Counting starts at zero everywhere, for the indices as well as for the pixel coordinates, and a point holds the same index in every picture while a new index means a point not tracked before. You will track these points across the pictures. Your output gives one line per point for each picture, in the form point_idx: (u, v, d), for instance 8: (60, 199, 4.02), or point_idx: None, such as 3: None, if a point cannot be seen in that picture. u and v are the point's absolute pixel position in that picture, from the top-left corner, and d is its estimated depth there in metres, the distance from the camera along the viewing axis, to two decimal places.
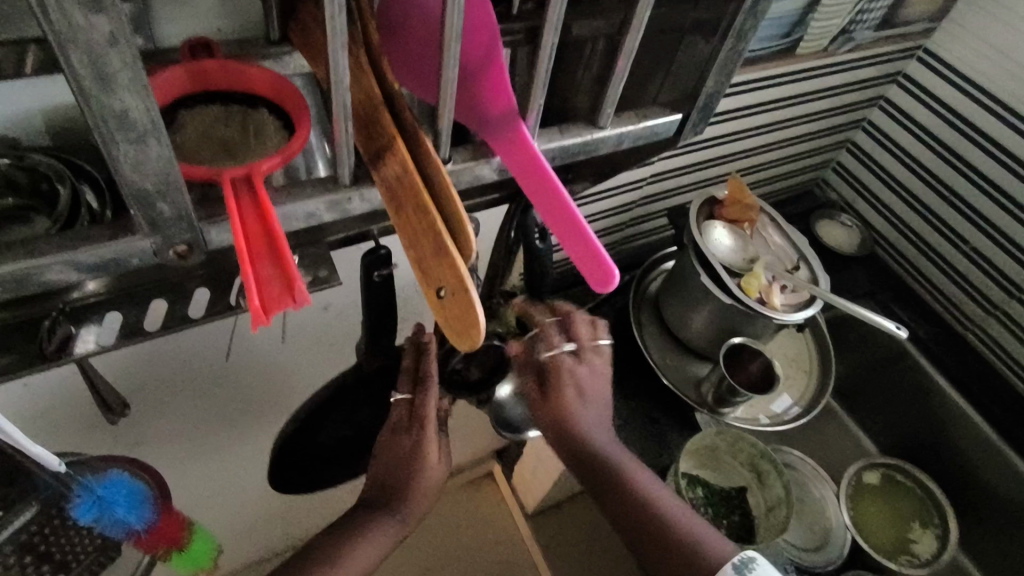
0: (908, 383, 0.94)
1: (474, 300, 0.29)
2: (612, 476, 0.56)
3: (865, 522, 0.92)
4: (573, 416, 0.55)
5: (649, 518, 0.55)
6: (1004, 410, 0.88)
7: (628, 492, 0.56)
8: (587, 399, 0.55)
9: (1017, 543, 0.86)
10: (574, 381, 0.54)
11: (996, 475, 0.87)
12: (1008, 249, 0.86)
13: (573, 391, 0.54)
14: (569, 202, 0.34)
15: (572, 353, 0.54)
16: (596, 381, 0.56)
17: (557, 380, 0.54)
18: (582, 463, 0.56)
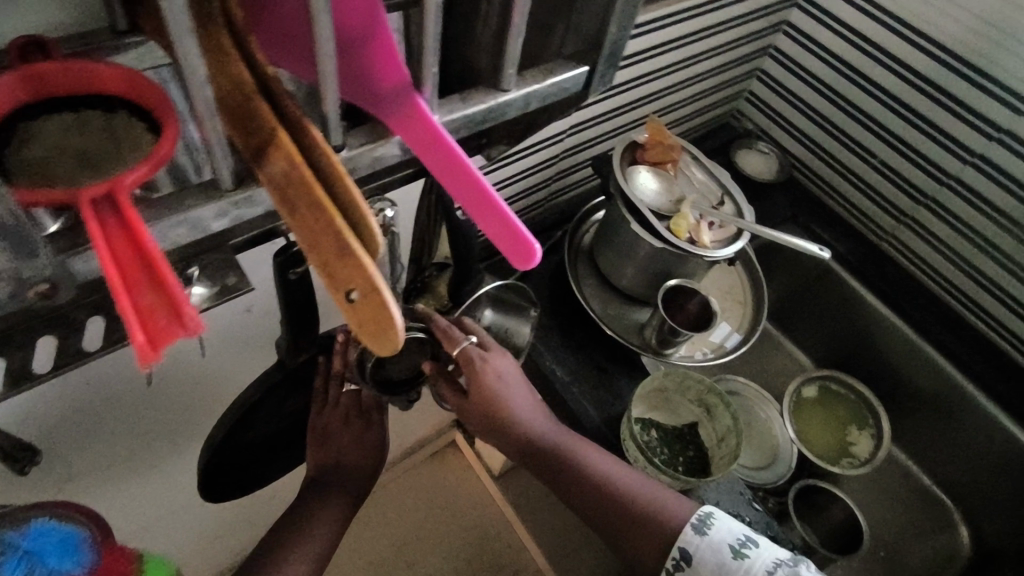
0: (835, 297, 0.99)
1: (387, 302, 0.27)
2: (551, 455, 0.59)
3: (808, 434, 0.97)
4: (497, 406, 0.57)
5: (594, 487, 0.58)
6: (923, 312, 0.94)
7: (568, 465, 0.58)
8: (507, 386, 0.58)
9: (942, 430, 0.94)
10: (489, 369, 0.56)
11: (918, 371, 0.93)
12: (912, 159, 0.91)
13: (494, 376, 0.57)
14: (479, 177, 0.31)
15: (479, 343, 0.56)
16: (509, 366, 0.58)
17: (475, 373, 0.56)
18: (531, 451, 0.59)
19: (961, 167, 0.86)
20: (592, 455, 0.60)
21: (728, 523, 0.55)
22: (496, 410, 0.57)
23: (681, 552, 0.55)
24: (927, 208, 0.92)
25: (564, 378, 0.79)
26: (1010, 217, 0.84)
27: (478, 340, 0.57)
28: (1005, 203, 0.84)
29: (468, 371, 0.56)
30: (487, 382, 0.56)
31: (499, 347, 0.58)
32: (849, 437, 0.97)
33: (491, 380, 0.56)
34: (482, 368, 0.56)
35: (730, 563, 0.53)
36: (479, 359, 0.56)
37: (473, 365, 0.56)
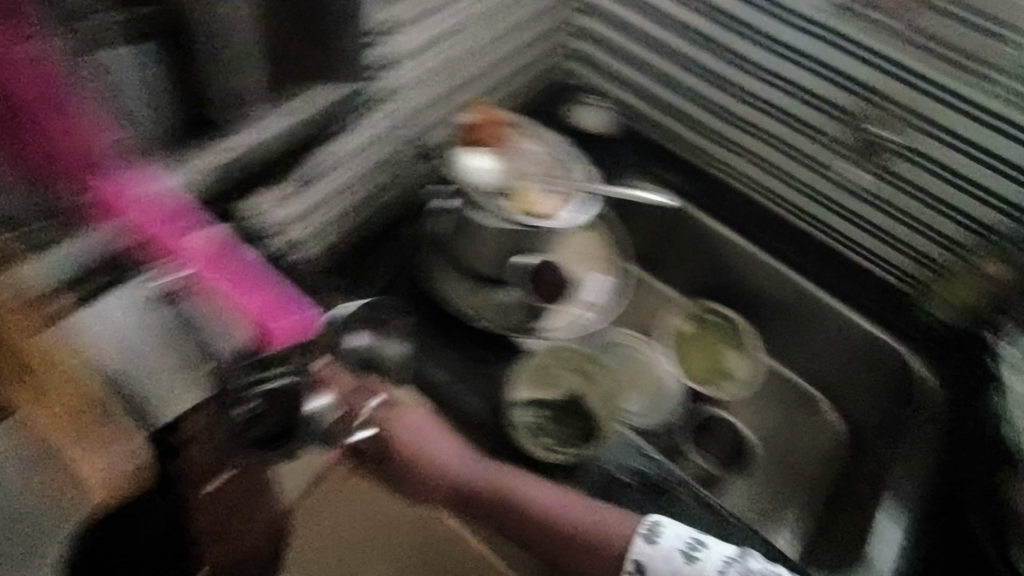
0: (688, 233, 1.04)
1: (79, 459, 0.46)
2: (475, 493, 0.69)
3: (690, 366, 1.01)
4: (416, 462, 0.69)
5: (521, 506, 0.67)
6: (762, 230, 1.01)
7: (494, 498, 0.68)
8: (421, 440, 0.70)
9: (805, 337, 1.01)
10: (402, 426, 0.70)
11: (770, 284, 1.00)
12: (729, 90, 0.97)
13: (407, 430, 0.70)
14: (254, 277, 0.56)
15: (386, 405, 0.69)
16: (421, 421, 0.71)
17: (389, 431, 0.69)
18: (458, 494, 0.69)
19: (770, 90, 0.93)
20: (516, 479, 0.69)
21: (675, 529, 0.65)
22: (415, 466, 0.69)
23: (636, 565, 0.64)
24: (748, 132, 0.98)
25: (445, 382, 0.78)
26: (818, 128, 0.92)
27: (387, 402, 0.70)
28: (811, 116, 0.92)
29: (384, 432, 0.69)
30: (400, 439, 0.69)
31: (406, 404, 0.71)
32: (726, 360, 1.01)
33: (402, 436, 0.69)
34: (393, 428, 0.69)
35: (684, 568, 0.63)
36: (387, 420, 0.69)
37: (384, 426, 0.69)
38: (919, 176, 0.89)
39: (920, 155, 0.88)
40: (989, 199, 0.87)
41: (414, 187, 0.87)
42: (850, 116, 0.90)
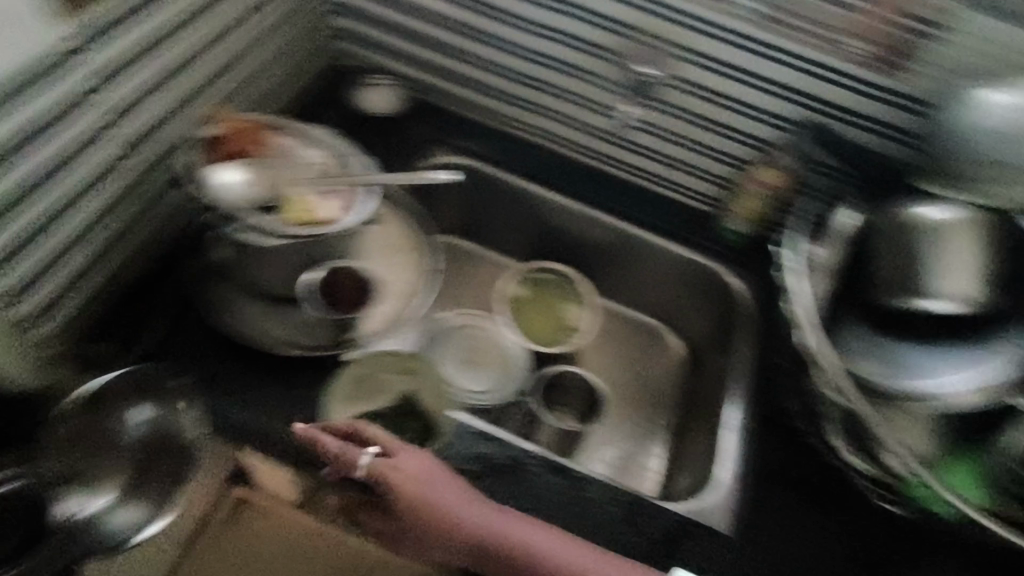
0: (500, 196, 1.03)
1: None
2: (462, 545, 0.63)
3: (532, 328, 1.01)
4: (411, 508, 0.62)
5: (518, 561, 0.62)
6: (568, 180, 1.02)
7: (486, 551, 0.63)
8: (421, 485, 0.62)
9: (629, 275, 1.05)
10: (398, 474, 0.62)
11: (588, 230, 1.02)
12: (500, 46, 0.95)
13: (407, 480, 0.62)
14: None
15: (378, 455, 0.62)
16: (419, 464, 0.63)
17: (384, 483, 0.62)
18: (461, 544, 0.63)
19: (536, 41, 0.92)
20: (518, 527, 0.64)
21: None
22: (408, 513, 0.62)
23: None
24: (531, 86, 0.98)
25: (253, 426, 0.69)
26: (589, 71, 0.92)
27: (379, 450, 0.63)
28: (580, 61, 0.91)
29: (380, 485, 0.62)
30: (396, 486, 0.62)
31: (405, 449, 0.64)
32: (565, 315, 1.03)
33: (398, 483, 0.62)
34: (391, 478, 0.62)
35: None
36: (385, 470, 0.62)
37: (384, 476, 0.62)
38: (690, 102, 0.89)
39: (685, 81, 0.87)
40: (760, 113, 0.86)
41: (183, 212, 0.78)
42: (612, 55, 0.89)
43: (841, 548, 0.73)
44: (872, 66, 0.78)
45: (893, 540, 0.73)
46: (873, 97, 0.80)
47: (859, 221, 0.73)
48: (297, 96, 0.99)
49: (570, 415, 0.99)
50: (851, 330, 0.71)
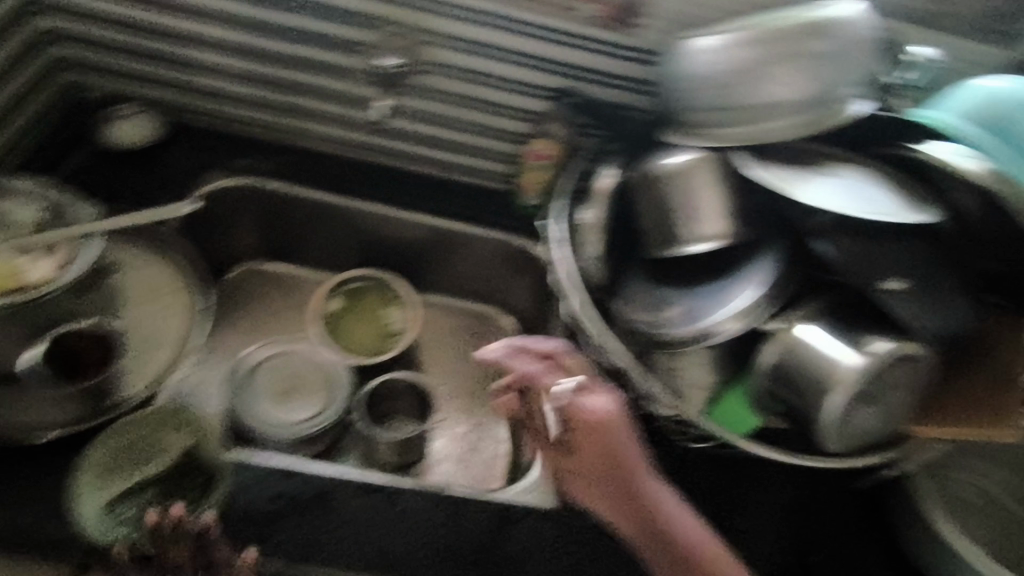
0: (295, 212, 0.98)
1: None
2: (635, 518, 0.61)
3: (351, 341, 0.98)
4: (594, 460, 0.62)
5: (670, 557, 0.58)
6: (359, 184, 1.00)
7: (648, 533, 0.60)
8: (608, 420, 0.61)
9: (444, 267, 1.04)
10: (579, 409, 0.62)
11: (393, 231, 0.99)
12: (248, 56, 0.89)
13: (588, 416, 0.61)
14: None
15: (572, 390, 0.62)
16: (608, 404, 0.62)
17: (569, 418, 0.62)
18: (619, 495, 0.61)
19: (277, 43, 0.86)
20: (683, 525, 0.59)
21: None
22: (586, 469, 0.62)
23: None
24: (293, 93, 0.93)
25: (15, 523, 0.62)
26: (340, 67, 0.87)
27: (578, 385, 0.63)
28: (330, 59, 0.86)
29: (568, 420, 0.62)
30: (588, 426, 0.61)
31: (607, 390, 0.63)
32: (388, 320, 1.01)
33: (599, 421, 0.61)
34: (592, 424, 0.61)
35: None
36: (586, 421, 0.61)
37: (585, 425, 0.62)
38: (452, 85, 0.87)
39: (438, 66, 0.85)
40: (520, 88, 0.85)
41: None
42: (357, 47, 0.84)
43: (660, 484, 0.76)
44: (605, 26, 0.77)
45: (720, 479, 0.75)
46: (621, 58, 0.81)
47: (615, 175, 0.74)
48: (28, 139, 0.90)
49: (407, 417, 0.95)
50: (631, 284, 0.74)
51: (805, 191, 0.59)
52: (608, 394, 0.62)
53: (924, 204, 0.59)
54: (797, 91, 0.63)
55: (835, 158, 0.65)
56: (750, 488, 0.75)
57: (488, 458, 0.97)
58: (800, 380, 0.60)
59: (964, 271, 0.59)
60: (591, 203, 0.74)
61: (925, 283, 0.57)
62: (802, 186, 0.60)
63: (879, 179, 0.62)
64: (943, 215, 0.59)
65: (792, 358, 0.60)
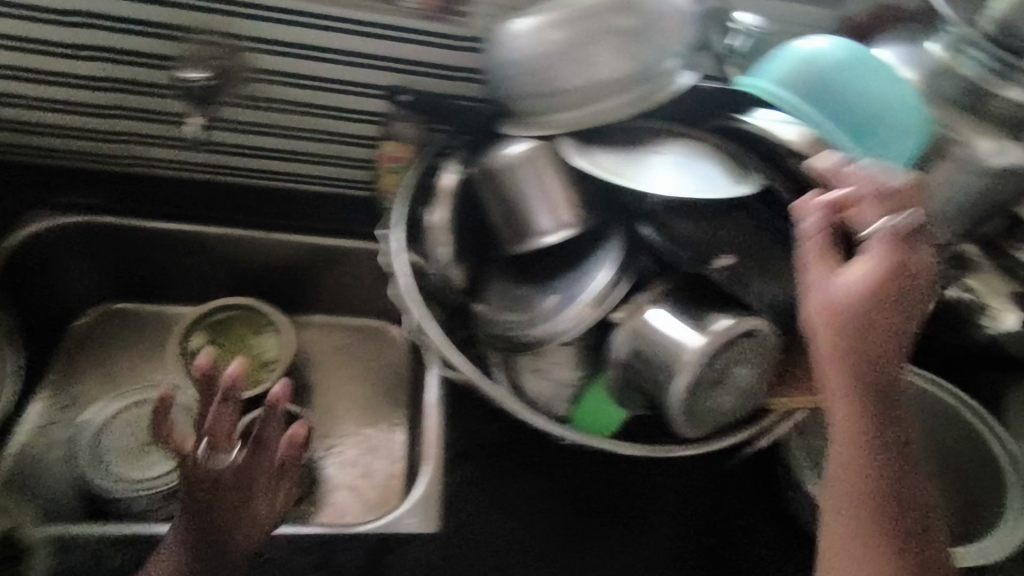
0: (142, 244, 0.91)
1: None
2: (862, 429, 0.49)
3: (219, 379, 0.91)
4: (865, 327, 0.49)
5: (909, 489, 0.50)
6: (209, 208, 0.93)
7: (887, 443, 0.50)
8: (910, 284, 0.49)
9: (317, 284, 0.98)
10: (898, 271, 0.49)
11: (253, 253, 0.94)
12: (46, 80, 0.79)
13: (904, 284, 0.49)
14: None
15: (887, 237, 0.49)
16: (920, 266, 0.50)
17: (891, 284, 0.49)
18: (887, 399, 0.50)
19: (73, 64, 0.77)
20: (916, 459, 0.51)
21: None
22: (849, 348, 0.49)
23: None
24: (108, 117, 0.83)
25: None
26: (154, 85, 0.79)
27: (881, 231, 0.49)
28: (135, 75, 0.78)
29: (893, 282, 0.48)
30: (847, 314, 0.49)
31: (917, 252, 0.50)
32: (263, 350, 0.94)
33: (858, 303, 0.48)
34: (903, 281, 0.49)
35: None
36: (907, 271, 0.49)
37: (893, 288, 0.49)
38: (284, 92, 0.80)
39: (252, 73, 0.78)
40: (357, 90, 0.80)
41: None
42: (167, 61, 0.76)
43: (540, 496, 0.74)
44: (430, 18, 0.73)
45: (603, 485, 0.75)
46: (456, 50, 0.76)
47: (457, 174, 0.70)
48: None
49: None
50: (489, 284, 0.71)
51: (638, 178, 0.57)
52: (923, 241, 0.50)
53: (748, 177, 0.58)
54: (621, 71, 0.59)
55: (664, 131, 0.63)
56: (637, 488, 0.75)
57: (387, 481, 0.91)
58: (653, 363, 0.58)
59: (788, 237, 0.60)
60: (437, 205, 0.70)
61: (750, 256, 0.57)
62: (635, 173, 0.58)
63: (707, 150, 0.60)
64: (767, 184, 0.58)
65: (643, 342, 0.58)
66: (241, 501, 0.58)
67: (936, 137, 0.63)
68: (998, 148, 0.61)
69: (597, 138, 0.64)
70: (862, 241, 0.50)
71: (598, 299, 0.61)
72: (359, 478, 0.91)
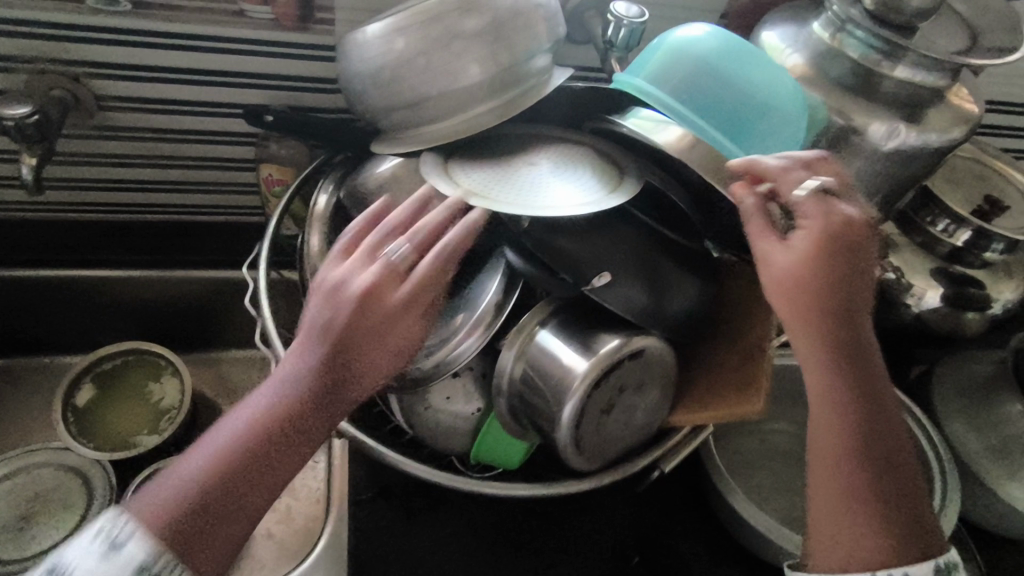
0: (11, 295, 0.83)
1: None
2: (829, 400, 0.48)
3: (110, 433, 0.83)
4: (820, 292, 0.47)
5: (879, 447, 0.47)
6: (82, 250, 0.85)
7: (856, 406, 0.48)
8: (852, 238, 0.48)
9: (218, 317, 0.92)
10: (836, 224, 0.48)
11: (142, 290, 0.87)
12: None
13: (844, 237, 0.48)
14: None
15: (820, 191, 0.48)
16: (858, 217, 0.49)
17: (833, 234, 0.47)
18: (847, 360, 0.48)
19: None
20: (888, 417, 0.49)
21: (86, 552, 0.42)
22: (809, 318, 0.47)
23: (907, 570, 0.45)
24: None
25: None
26: None
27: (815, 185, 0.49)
28: None
29: (832, 235, 0.47)
30: (797, 277, 0.47)
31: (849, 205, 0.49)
32: (159, 396, 0.86)
33: (805, 262, 0.47)
34: (845, 237, 0.47)
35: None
36: (846, 224, 0.48)
37: (839, 248, 0.47)
38: (139, 118, 0.73)
39: (100, 100, 0.70)
40: (223, 109, 0.73)
41: None
42: None
43: (448, 538, 0.69)
44: (289, 29, 0.67)
45: (525, 520, 0.71)
46: (324, 60, 0.71)
47: (329, 197, 0.65)
48: None
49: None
50: None
51: (524, 202, 0.52)
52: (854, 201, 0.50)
53: (626, 178, 0.55)
54: (478, 80, 0.54)
55: (532, 141, 0.59)
56: (558, 520, 0.71)
57: (307, 523, 0.83)
58: (541, 389, 0.54)
59: (673, 249, 0.56)
60: (310, 229, 0.64)
61: (638, 269, 0.53)
62: (518, 198, 0.52)
63: (580, 160, 0.57)
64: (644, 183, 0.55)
65: (529, 366, 0.55)
66: (374, 335, 0.47)
67: (822, 123, 0.60)
68: (888, 130, 0.59)
69: (463, 155, 0.58)
70: (797, 208, 0.48)
71: (479, 317, 0.57)
72: (276, 523, 0.83)
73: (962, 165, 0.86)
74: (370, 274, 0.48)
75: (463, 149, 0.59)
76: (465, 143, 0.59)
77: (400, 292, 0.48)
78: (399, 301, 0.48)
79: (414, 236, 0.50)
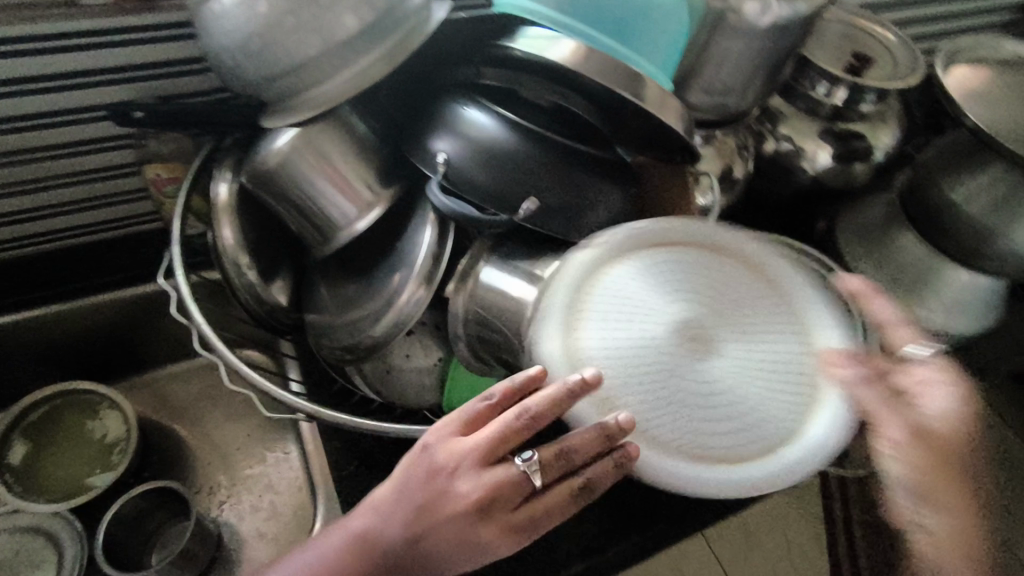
0: None
1: None
2: (952, 545, 0.49)
3: (62, 481, 0.79)
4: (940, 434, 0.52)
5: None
6: None
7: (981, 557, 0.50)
8: (955, 413, 0.49)
9: (141, 339, 0.87)
10: (938, 398, 0.49)
11: (49, 330, 0.80)
12: None
13: (949, 411, 0.49)
14: None
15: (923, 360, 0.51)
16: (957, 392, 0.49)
17: (946, 410, 0.49)
18: (964, 519, 0.49)
19: None
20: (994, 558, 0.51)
21: None
22: (934, 488, 0.48)
23: None
24: None
25: None
26: None
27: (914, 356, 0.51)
28: None
29: (944, 414, 0.49)
30: (924, 457, 0.48)
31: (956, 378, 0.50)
32: (102, 431, 0.81)
33: (933, 437, 0.48)
34: (961, 411, 0.49)
35: None
36: (958, 399, 0.49)
37: (957, 422, 0.49)
38: None
39: None
40: (84, 115, 0.66)
41: None
42: None
43: None
44: (132, 10, 0.61)
45: None
46: (182, 38, 0.65)
47: (229, 185, 0.61)
48: None
49: (172, 522, 0.78)
50: (318, 292, 0.66)
51: (705, 432, 0.48)
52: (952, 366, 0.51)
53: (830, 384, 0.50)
54: (354, 31, 0.51)
55: (707, 310, 0.51)
56: None
57: (297, 513, 0.83)
58: (494, 325, 0.55)
59: (595, 158, 0.56)
60: (218, 220, 0.60)
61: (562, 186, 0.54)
62: (697, 433, 0.49)
63: (793, 371, 0.51)
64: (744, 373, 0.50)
65: (479, 308, 0.56)
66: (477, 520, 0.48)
67: (701, 10, 0.64)
68: (761, 6, 0.62)
69: (633, 324, 0.50)
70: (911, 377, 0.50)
71: (421, 270, 0.56)
72: (264, 522, 0.82)
73: (831, 27, 0.91)
74: (495, 475, 0.49)
75: (599, 306, 0.51)
76: (634, 298, 0.51)
77: (508, 504, 0.49)
78: (505, 515, 0.49)
79: (551, 450, 0.49)
